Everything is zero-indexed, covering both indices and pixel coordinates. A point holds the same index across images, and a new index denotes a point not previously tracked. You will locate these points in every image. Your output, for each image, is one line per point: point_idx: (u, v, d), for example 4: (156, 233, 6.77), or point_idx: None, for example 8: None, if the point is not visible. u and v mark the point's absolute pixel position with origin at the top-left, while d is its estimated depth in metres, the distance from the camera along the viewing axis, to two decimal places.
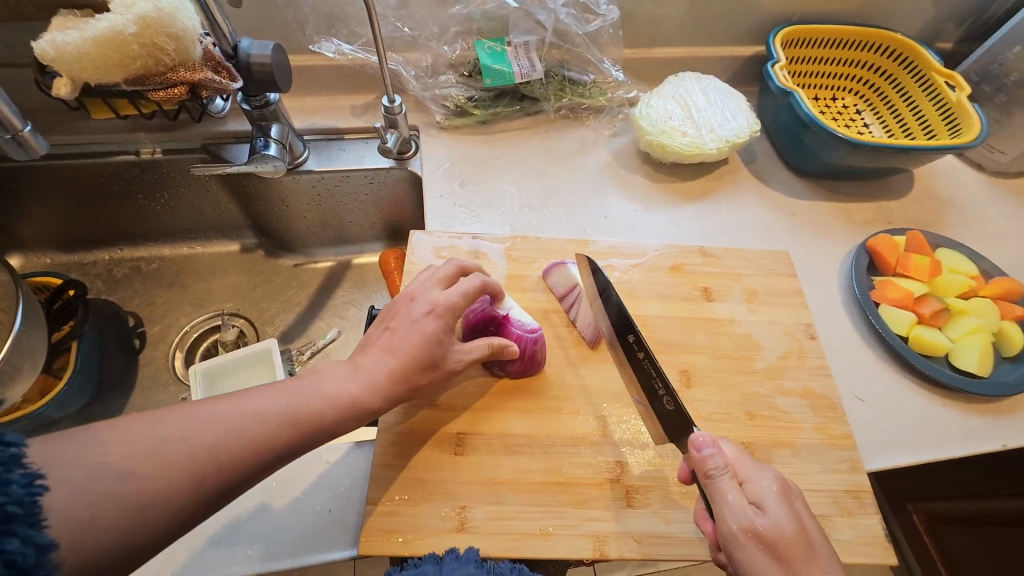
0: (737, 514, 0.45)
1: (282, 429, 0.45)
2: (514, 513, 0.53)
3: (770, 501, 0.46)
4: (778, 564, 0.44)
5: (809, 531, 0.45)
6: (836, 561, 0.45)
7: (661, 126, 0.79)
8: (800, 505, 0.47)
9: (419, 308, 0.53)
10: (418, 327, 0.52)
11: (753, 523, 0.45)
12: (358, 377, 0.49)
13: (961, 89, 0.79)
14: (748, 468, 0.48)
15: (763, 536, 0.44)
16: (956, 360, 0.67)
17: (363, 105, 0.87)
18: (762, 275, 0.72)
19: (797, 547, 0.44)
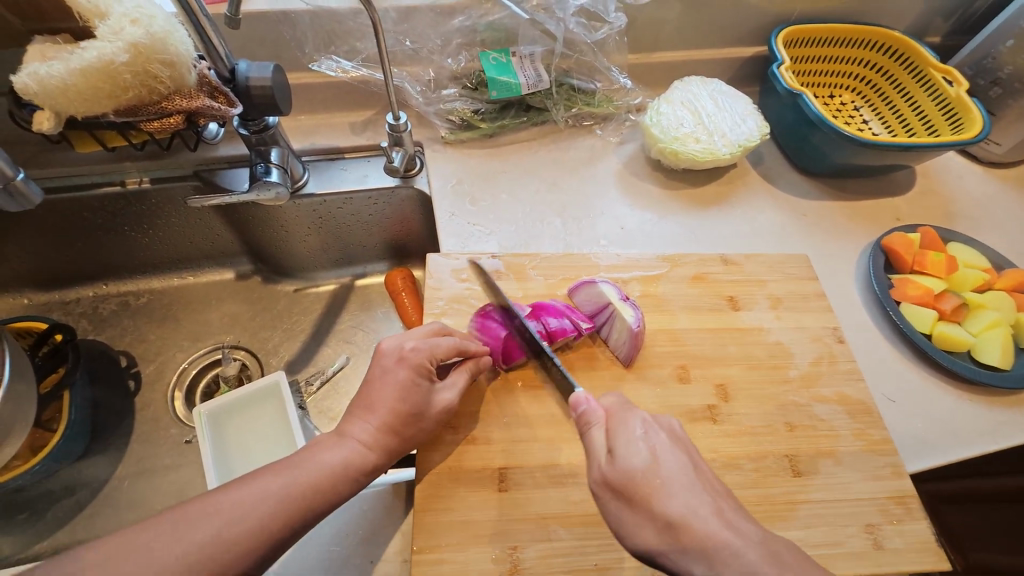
0: (593, 467, 0.45)
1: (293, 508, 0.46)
2: (566, 549, 0.51)
3: (626, 443, 0.45)
4: (629, 510, 0.42)
5: (663, 466, 0.43)
6: (698, 492, 0.42)
7: (673, 133, 0.78)
8: (660, 438, 0.45)
9: (389, 358, 0.53)
10: (390, 377, 0.52)
11: (604, 471, 0.44)
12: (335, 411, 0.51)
13: (960, 84, 0.80)
14: (619, 414, 0.48)
15: (613, 484, 0.44)
16: (979, 354, 0.68)
17: (362, 122, 0.83)
18: (785, 280, 0.72)
19: (645, 485, 0.42)
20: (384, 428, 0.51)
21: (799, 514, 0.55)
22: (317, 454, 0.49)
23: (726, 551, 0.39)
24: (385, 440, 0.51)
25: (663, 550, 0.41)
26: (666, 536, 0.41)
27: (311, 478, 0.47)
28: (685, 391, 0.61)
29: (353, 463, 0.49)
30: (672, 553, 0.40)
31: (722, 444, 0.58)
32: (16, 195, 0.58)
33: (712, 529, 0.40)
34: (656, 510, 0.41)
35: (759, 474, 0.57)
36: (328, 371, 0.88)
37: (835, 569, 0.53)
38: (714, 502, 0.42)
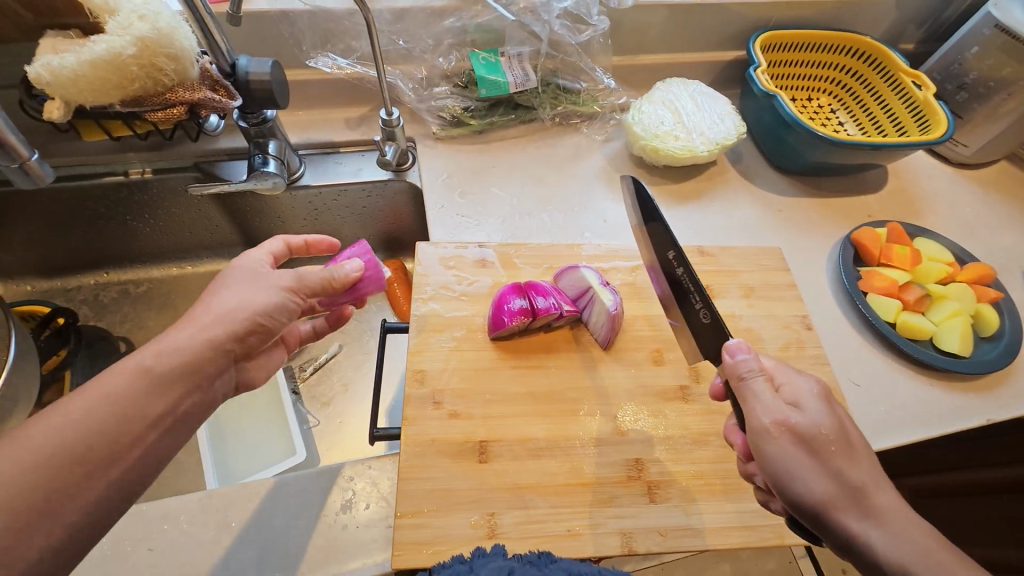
0: (770, 410, 0.47)
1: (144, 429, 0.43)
2: (541, 516, 0.54)
3: (808, 401, 0.48)
4: (812, 458, 0.45)
5: (848, 431, 0.47)
6: (875, 464, 0.46)
7: (653, 131, 0.82)
8: (839, 408, 0.48)
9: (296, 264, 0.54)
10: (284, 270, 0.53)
11: (783, 420, 0.47)
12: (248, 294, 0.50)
13: (927, 88, 0.84)
14: (784, 374, 0.50)
15: (798, 431, 0.46)
16: (940, 342, 0.71)
17: (358, 118, 0.87)
18: (758, 271, 0.75)
19: (835, 442, 0.46)
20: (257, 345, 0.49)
21: None
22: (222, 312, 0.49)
23: (889, 513, 0.44)
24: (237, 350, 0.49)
25: (838, 502, 0.44)
26: (846, 489, 0.44)
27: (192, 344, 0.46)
28: (659, 372, 0.64)
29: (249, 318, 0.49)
30: (842, 505, 0.44)
31: (693, 422, 0.61)
32: (29, 175, 0.61)
33: (888, 489, 0.45)
34: (842, 465, 0.45)
35: (727, 449, 0.60)
36: (320, 358, 0.91)
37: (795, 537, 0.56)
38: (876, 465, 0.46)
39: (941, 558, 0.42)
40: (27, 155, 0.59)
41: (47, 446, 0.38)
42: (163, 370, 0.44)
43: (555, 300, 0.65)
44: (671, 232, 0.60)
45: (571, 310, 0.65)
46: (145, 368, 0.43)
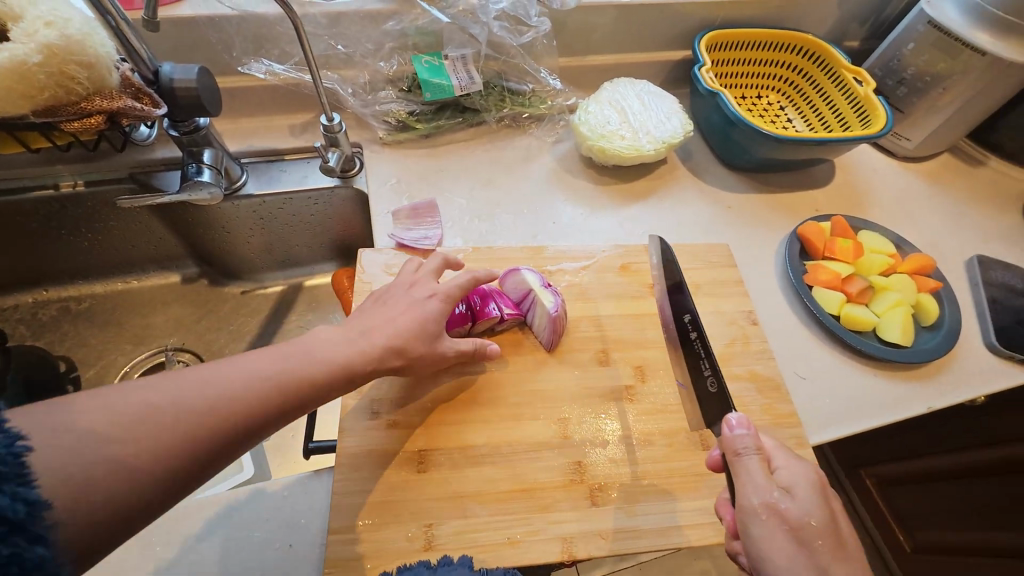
0: (760, 491, 0.46)
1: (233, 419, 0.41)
2: (481, 525, 0.53)
3: (802, 490, 0.47)
4: (798, 546, 0.44)
5: (838, 525, 0.45)
6: (865, 565, 0.44)
7: (600, 131, 0.82)
8: (834, 501, 0.47)
9: (422, 291, 0.57)
10: (416, 305, 0.56)
11: (772, 505, 0.45)
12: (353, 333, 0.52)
13: (867, 84, 0.85)
14: (782, 457, 0.49)
15: (787, 517, 0.45)
16: (883, 333, 0.72)
17: (302, 124, 0.86)
18: (705, 268, 0.75)
19: (823, 534, 0.44)
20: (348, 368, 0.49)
21: (707, 484, 0.58)
22: (313, 349, 0.48)
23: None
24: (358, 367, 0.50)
25: None
26: None
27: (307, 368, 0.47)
28: (605, 373, 0.64)
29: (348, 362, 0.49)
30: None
31: (638, 422, 0.61)
32: None
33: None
34: (830, 560, 0.43)
35: (671, 448, 0.60)
36: None
37: None
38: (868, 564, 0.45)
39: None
40: None
41: (147, 412, 0.38)
42: (273, 389, 0.44)
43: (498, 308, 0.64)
44: (692, 299, 0.63)
45: (512, 314, 0.64)
46: (262, 377, 0.44)
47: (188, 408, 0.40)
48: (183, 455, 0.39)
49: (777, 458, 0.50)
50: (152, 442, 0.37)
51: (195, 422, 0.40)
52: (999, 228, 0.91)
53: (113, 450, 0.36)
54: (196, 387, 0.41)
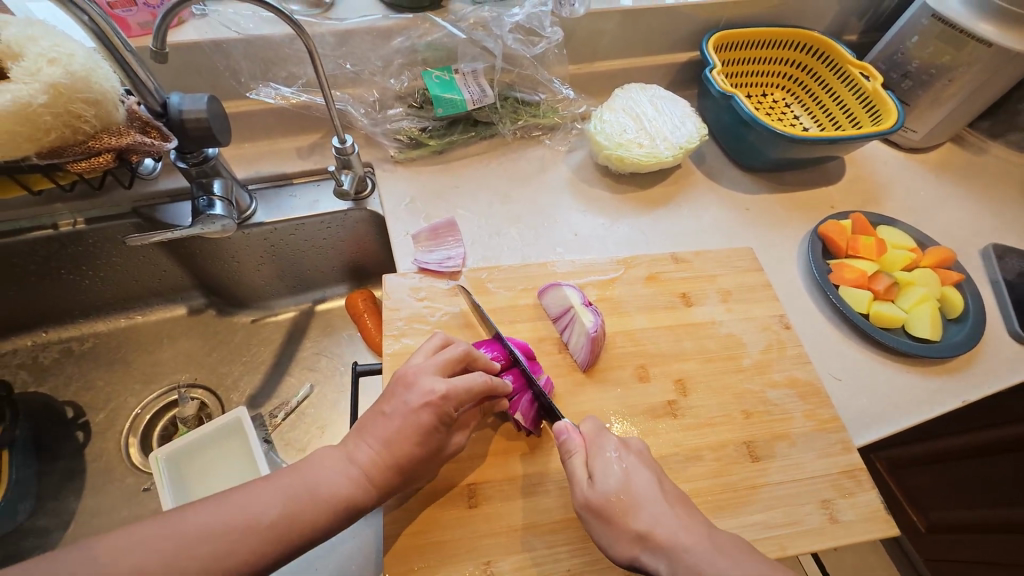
0: (576, 491, 0.49)
1: (278, 539, 0.45)
2: (540, 558, 0.51)
3: (604, 468, 0.50)
4: (607, 525, 0.47)
5: (635, 486, 0.49)
6: (671, 509, 0.48)
7: (617, 140, 0.80)
8: (632, 462, 0.50)
9: (414, 399, 0.51)
10: (411, 419, 0.50)
11: (586, 494, 0.48)
12: (377, 444, 0.50)
13: (875, 79, 0.85)
14: (596, 439, 0.52)
15: (593, 505, 0.48)
16: (912, 329, 0.73)
17: (309, 146, 0.83)
18: (733, 274, 0.75)
19: (621, 505, 0.47)
20: (399, 470, 0.49)
21: (760, 497, 0.57)
22: (360, 457, 0.50)
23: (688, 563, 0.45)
24: (383, 482, 0.49)
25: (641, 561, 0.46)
26: (642, 547, 0.46)
27: (391, 458, 0.49)
28: (646, 389, 0.63)
29: (355, 496, 0.48)
30: (645, 560, 0.46)
31: (685, 437, 0.60)
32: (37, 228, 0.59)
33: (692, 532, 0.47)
34: (637, 523, 0.47)
35: (720, 462, 0.59)
36: (292, 402, 0.86)
37: (798, 546, 0.55)
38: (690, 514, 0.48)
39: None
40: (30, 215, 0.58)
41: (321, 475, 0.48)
42: (379, 468, 0.49)
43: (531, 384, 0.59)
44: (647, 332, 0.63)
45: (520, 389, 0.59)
46: (378, 459, 0.49)
47: (348, 474, 0.49)
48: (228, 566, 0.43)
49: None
50: (216, 557, 0.43)
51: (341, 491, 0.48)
52: (1008, 215, 0.92)
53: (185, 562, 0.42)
54: (250, 507, 0.46)
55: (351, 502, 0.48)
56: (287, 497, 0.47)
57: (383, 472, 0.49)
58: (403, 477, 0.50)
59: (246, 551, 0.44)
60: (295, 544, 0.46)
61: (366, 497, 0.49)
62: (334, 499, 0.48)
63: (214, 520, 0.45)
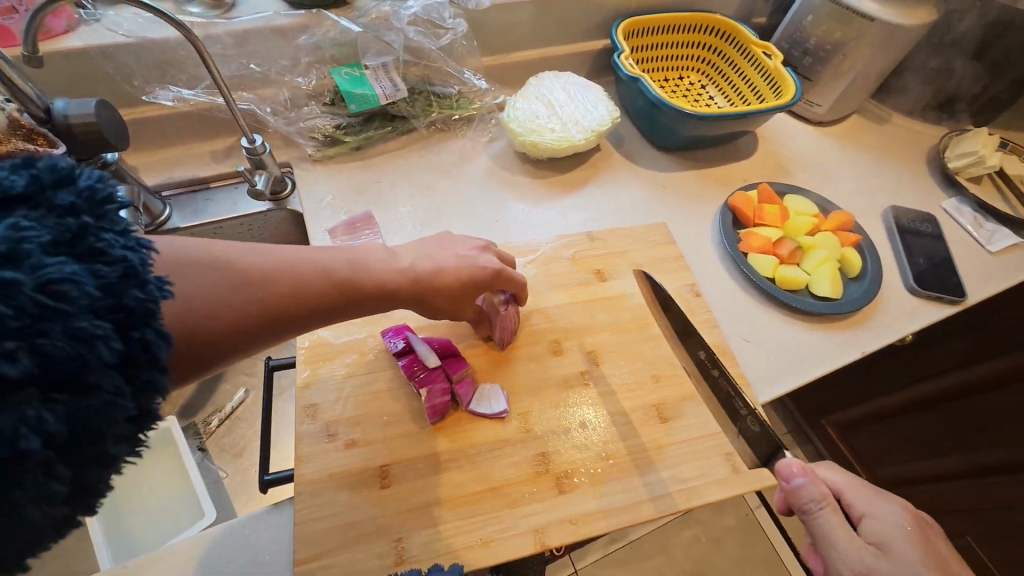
0: (845, 547, 0.50)
1: (334, 292, 0.45)
2: (452, 530, 0.53)
3: (884, 526, 0.51)
4: None
5: (934, 553, 0.50)
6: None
7: (530, 126, 0.83)
8: (888, 518, 0.52)
9: (466, 249, 0.57)
10: (466, 259, 0.56)
11: (863, 554, 0.49)
12: (424, 261, 0.53)
13: (775, 57, 0.90)
14: (858, 491, 0.53)
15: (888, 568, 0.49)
16: (814, 289, 0.77)
17: (224, 149, 0.82)
18: (646, 248, 0.78)
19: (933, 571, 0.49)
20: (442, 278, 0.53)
21: (667, 455, 0.60)
22: (410, 264, 0.52)
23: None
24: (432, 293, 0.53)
25: None
26: None
27: (444, 268, 0.54)
28: (560, 363, 0.65)
29: (394, 286, 0.50)
30: None
31: (596, 405, 0.62)
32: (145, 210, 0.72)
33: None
34: None
35: (631, 425, 0.61)
36: (226, 408, 0.86)
37: (704, 497, 0.58)
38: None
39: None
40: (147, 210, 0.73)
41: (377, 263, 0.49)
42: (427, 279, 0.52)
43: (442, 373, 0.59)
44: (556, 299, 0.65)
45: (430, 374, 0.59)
46: (420, 276, 0.52)
47: (396, 274, 0.50)
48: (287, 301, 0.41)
49: (853, 500, 0.53)
50: (280, 286, 0.41)
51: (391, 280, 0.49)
52: (907, 179, 0.98)
53: (251, 279, 0.39)
54: (316, 259, 0.44)
55: (394, 291, 0.50)
56: (347, 263, 0.47)
57: (423, 288, 0.52)
58: (441, 294, 0.54)
59: (308, 291, 0.43)
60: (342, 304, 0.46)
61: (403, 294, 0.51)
62: (381, 280, 0.49)
63: (272, 262, 0.41)
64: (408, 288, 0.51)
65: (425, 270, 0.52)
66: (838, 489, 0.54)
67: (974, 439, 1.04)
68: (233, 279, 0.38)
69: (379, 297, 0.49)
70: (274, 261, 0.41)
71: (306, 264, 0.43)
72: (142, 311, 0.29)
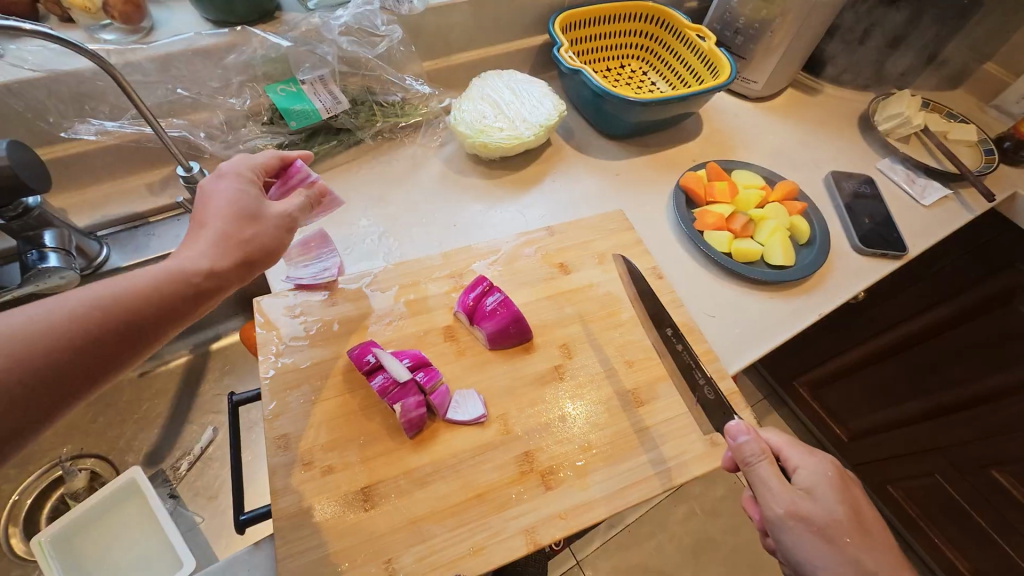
0: (777, 498, 0.49)
1: (146, 308, 0.42)
2: (441, 543, 0.52)
3: (814, 481, 0.51)
4: (827, 542, 0.48)
5: (856, 512, 0.50)
6: (883, 543, 0.49)
7: (478, 127, 0.82)
8: (829, 476, 0.51)
9: (226, 180, 0.53)
10: (220, 192, 0.51)
11: (794, 505, 0.49)
12: (207, 242, 0.48)
13: (708, 38, 0.92)
14: (798, 452, 0.53)
15: (813, 519, 0.48)
16: (769, 259, 0.80)
17: (161, 181, 0.78)
18: (606, 237, 0.78)
19: (849, 528, 0.48)
20: (189, 278, 0.46)
21: (648, 438, 0.61)
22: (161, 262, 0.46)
23: (865, 567, 0.46)
24: (217, 265, 0.47)
25: None
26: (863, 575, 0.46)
27: (185, 258, 0.47)
28: (533, 360, 0.65)
29: (192, 274, 0.46)
30: None
31: (573, 397, 0.63)
32: (83, 253, 0.68)
33: (803, 546, 0.48)
34: (858, 550, 0.47)
35: (609, 413, 0.62)
36: (195, 449, 0.83)
37: (686, 474, 0.59)
38: (817, 534, 0.48)
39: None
40: (92, 253, 0.70)
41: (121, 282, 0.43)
42: (239, 254, 0.49)
43: (417, 388, 0.58)
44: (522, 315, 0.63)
45: (408, 396, 0.57)
46: (212, 259, 0.47)
47: (198, 274, 0.46)
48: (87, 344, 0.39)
49: (791, 457, 0.53)
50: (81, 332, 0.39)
51: (199, 279, 0.46)
52: (843, 144, 1.03)
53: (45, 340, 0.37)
54: (100, 289, 0.41)
55: (202, 290, 0.46)
56: (152, 278, 0.44)
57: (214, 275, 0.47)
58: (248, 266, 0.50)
59: (116, 321, 0.41)
60: (171, 313, 0.44)
61: (201, 277, 0.46)
62: (159, 275, 0.44)
63: (58, 315, 0.38)
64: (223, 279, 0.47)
65: (189, 264, 0.46)
66: (777, 449, 0.54)
67: (928, 383, 1.10)
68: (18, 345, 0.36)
69: (195, 299, 0.45)
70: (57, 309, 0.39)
71: (103, 297, 0.41)
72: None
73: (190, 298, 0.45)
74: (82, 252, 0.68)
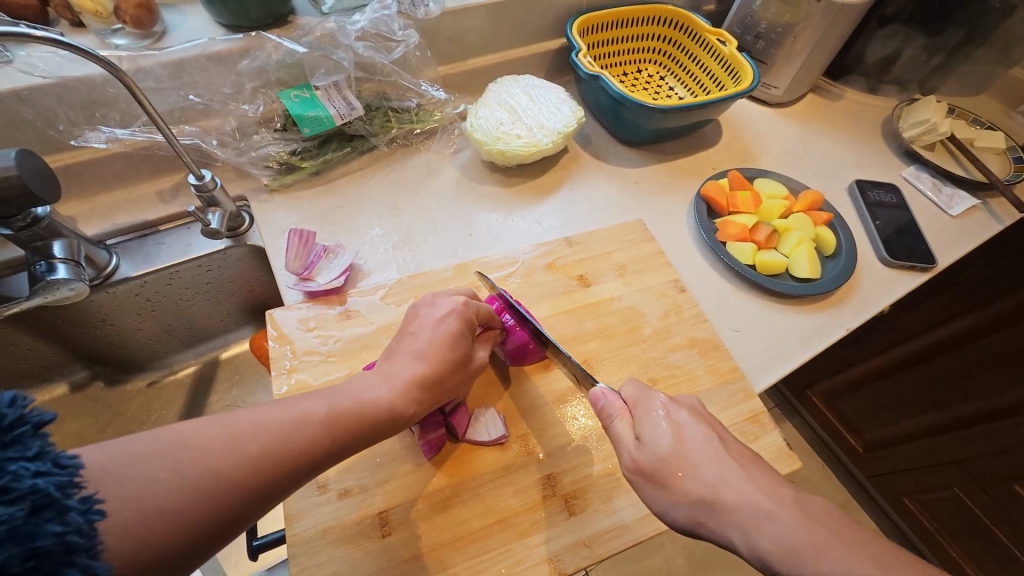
0: (623, 454, 0.47)
1: (330, 439, 0.41)
2: (462, 572, 0.50)
3: (652, 426, 0.47)
4: (661, 487, 0.44)
5: (689, 442, 0.45)
6: (722, 460, 0.43)
7: (495, 134, 0.80)
8: (668, 414, 0.47)
9: (440, 311, 0.53)
10: (441, 327, 0.52)
11: (633, 456, 0.46)
12: (396, 373, 0.48)
13: (729, 43, 0.90)
14: (639, 398, 0.49)
15: (644, 467, 0.45)
16: (794, 271, 0.77)
17: (172, 188, 0.77)
18: (626, 248, 0.76)
19: (676, 463, 0.44)
20: (427, 378, 0.49)
21: None
22: (359, 391, 0.45)
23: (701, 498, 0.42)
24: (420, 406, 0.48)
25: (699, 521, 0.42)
26: (695, 504, 0.42)
27: (421, 368, 0.49)
28: (554, 377, 0.63)
29: (396, 409, 0.46)
30: (705, 524, 0.42)
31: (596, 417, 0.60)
32: (91, 263, 0.67)
33: (650, 496, 0.45)
34: (687, 483, 0.43)
35: None
36: None
37: None
38: (651, 481, 0.45)
39: (784, 536, 0.38)
40: (99, 262, 0.68)
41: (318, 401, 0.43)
42: (427, 380, 0.48)
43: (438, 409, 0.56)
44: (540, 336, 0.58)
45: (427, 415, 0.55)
46: (416, 378, 0.48)
47: (370, 411, 0.44)
48: (260, 472, 0.37)
49: None
50: (260, 457, 0.37)
51: (375, 416, 0.44)
52: (866, 152, 1.00)
53: (221, 463, 0.36)
54: (301, 407, 0.41)
55: (371, 428, 0.44)
56: (333, 400, 0.43)
57: (398, 408, 0.46)
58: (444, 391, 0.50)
59: (299, 446, 0.39)
60: (346, 447, 0.42)
61: (408, 407, 0.46)
62: (374, 407, 0.44)
63: (245, 435, 0.37)
64: (402, 412, 0.46)
65: (392, 395, 0.46)
66: None
67: (947, 397, 1.07)
68: (197, 468, 0.35)
69: (364, 434, 0.43)
70: (243, 430, 0.38)
71: (287, 420, 0.40)
72: (63, 548, 0.29)
73: (356, 436, 0.43)
74: (91, 262, 0.67)
